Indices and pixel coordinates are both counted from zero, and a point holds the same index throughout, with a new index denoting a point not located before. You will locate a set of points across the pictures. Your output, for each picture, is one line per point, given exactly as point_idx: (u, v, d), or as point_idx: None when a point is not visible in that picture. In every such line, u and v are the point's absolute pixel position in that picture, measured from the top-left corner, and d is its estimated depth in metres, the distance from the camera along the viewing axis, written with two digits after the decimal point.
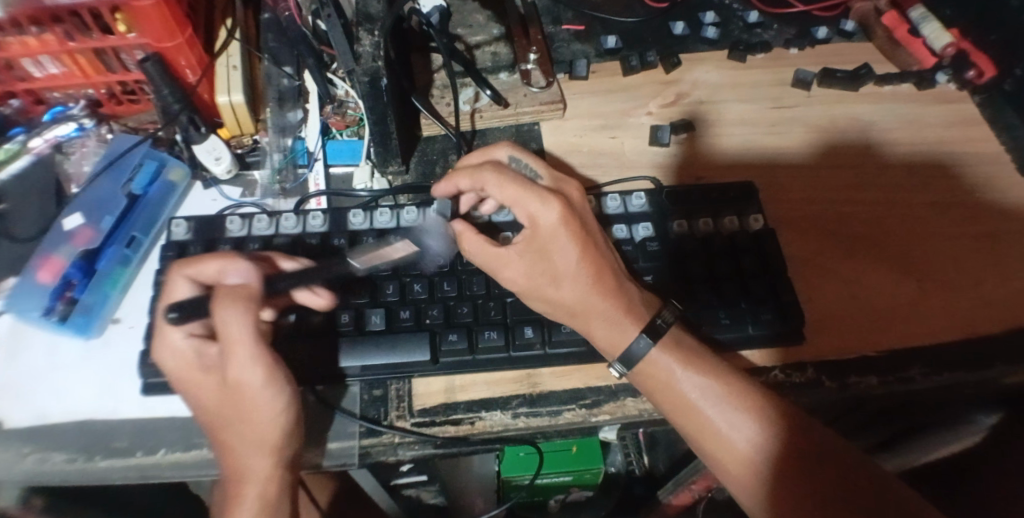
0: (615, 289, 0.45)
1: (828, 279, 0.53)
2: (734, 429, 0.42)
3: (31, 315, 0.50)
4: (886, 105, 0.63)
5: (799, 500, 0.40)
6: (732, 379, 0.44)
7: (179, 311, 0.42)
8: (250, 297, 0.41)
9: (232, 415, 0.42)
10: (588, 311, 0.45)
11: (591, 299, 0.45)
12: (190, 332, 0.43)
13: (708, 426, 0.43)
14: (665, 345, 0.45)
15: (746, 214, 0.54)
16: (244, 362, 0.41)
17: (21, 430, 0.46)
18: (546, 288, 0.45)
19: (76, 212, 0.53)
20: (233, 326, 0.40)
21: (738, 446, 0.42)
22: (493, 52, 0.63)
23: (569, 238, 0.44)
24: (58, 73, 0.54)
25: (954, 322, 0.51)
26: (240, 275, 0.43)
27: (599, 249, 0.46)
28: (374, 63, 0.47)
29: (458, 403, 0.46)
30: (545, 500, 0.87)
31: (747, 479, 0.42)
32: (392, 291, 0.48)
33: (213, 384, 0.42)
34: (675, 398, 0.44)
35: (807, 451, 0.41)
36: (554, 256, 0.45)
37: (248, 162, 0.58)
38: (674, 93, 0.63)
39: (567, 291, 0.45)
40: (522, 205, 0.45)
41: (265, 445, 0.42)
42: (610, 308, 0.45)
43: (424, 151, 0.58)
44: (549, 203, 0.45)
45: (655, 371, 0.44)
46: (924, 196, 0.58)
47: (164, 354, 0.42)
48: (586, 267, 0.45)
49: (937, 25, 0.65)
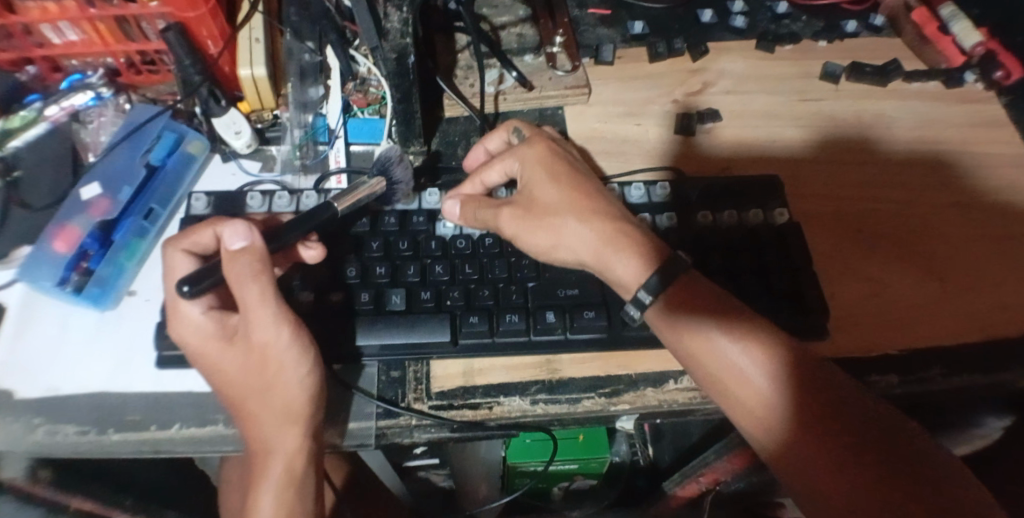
0: (616, 215, 0.45)
1: (851, 276, 0.53)
2: (753, 368, 0.40)
3: (43, 285, 0.48)
4: (910, 103, 0.62)
5: (822, 447, 0.37)
6: (753, 322, 0.41)
7: (191, 284, 0.41)
8: (258, 261, 0.41)
9: (257, 384, 0.42)
10: (595, 234, 0.44)
11: (594, 222, 0.45)
12: (207, 306, 0.42)
13: (726, 367, 0.41)
14: (679, 281, 0.43)
15: (769, 207, 0.53)
16: (265, 322, 0.40)
17: (32, 402, 0.45)
18: (539, 217, 0.45)
19: (93, 182, 0.53)
20: (246, 287, 0.40)
21: (757, 386, 0.40)
22: (518, 34, 0.61)
23: (554, 162, 0.47)
24: (77, 40, 0.54)
25: (975, 325, 0.51)
26: (242, 238, 0.41)
27: (587, 178, 0.47)
28: (402, 39, 0.47)
29: (475, 387, 0.46)
30: (548, 487, 0.87)
31: (768, 424, 0.39)
32: (413, 272, 0.47)
33: (244, 355, 0.42)
34: (691, 336, 0.42)
35: (830, 391, 0.39)
36: (547, 183, 0.46)
37: (268, 138, 0.57)
38: (700, 82, 0.62)
39: (566, 210, 0.45)
40: (513, 157, 0.48)
41: (293, 417, 0.42)
42: (607, 228, 0.44)
43: (445, 131, 0.57)
44: (534, 143, 0.48)
45: (670, 311, 0.42)
46: (948, 197, 0.57)
47: (183, 328, 0.41)
48: (576, 185, 0.46)
49: (967, 23, 0.64)
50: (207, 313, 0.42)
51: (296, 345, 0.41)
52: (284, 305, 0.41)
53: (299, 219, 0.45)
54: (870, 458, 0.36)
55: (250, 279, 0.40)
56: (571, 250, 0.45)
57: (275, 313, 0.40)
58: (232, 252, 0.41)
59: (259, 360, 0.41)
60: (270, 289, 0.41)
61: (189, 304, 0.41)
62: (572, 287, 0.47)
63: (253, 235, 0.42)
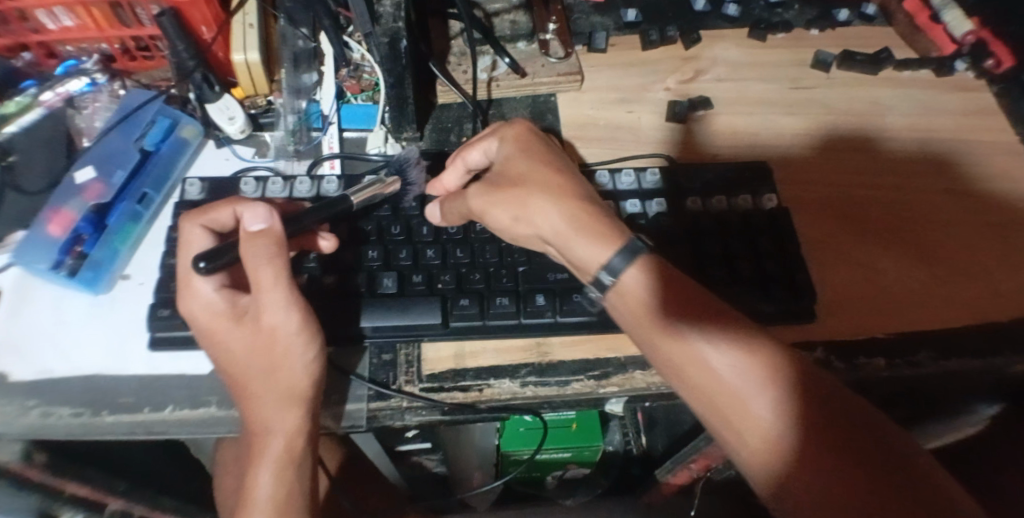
0: (586, 196, 0.44)
1: (840, 261, 0.53)
2: (740, 380, 0.38)
3: (37, 268, 0.49)
4: (903, 91, 0.63)
5: (812, 465, 0.36)
6: (741, 331, 0.39)
7: (207, 260, 0.42)
8: (274, 245, 0.41)
9: (263, 366, 0.42)
10: (560, 209, 0.43)
11: (560, 197, 0.43)
12: (220, 284, 0.43)
13: (712, 379, 0.39)
14: (638, 264, 0.41)
15: (759, 193, 0.53)
16: (275, 305, 0.41)
17: (27, 383, 0.46)
18: (504, 192, 0.44)
19: (88, 166, 0.53)
20: (260, 270, 0.41)
21: (737, 390, 0.38)
22: (511, 21, 0.61)
23: (531, 144, 0.47)
24: (72, 25, 0.54)
25: (965, 310, 0.51)
26: (261, 220, 0.42)
27: (562, 159, 0.46)
28: (394, 23, 0.47)
29: (466, 370, 0.46)
30: (543, 476, 0.88)
31: (750, 432, 0.38)
32: (405, 255, 0.48)
33: (245, 338, 0.42)
34: (676, 344, 0.40)
35: (810, 391, 0.37)
36: (519, 160, 0.46)
37: (261, 123, 0.58)
38: (693, 69, 0.62)
39: (531, 184, 0.44)
40: (492, 136, 0.48)
41: (295, 398, 0.42)
42: (573, 207, 0.43)
43: (438, 118, 0.58)
44: (513, 124, 0.48)
45: (654, 317, 0.41)
46: (941, 183, 0.57)
47: (193, 303, 0.42)
48: (548, 163, 0.45)
49: (959, 12, 0.64)
50: (218, 291, 0.43)
51: (302, 330, 0.42)
52: (295, 290, 0.42)
53: (315, 209, 0.46)
54: (854, 461, 0.35)
55: (266, 262, 0.41)
56: (533, 225, 0.43)
57: (284, 293, 0.41)
58: (250, 233, 0.41)
59: (261, 343, 0.42)
60: (283, 272, 0.41)
61: (202, 280, 0.43)
62: (563, 271, 0.48)
63: (272, 219, 0.42)
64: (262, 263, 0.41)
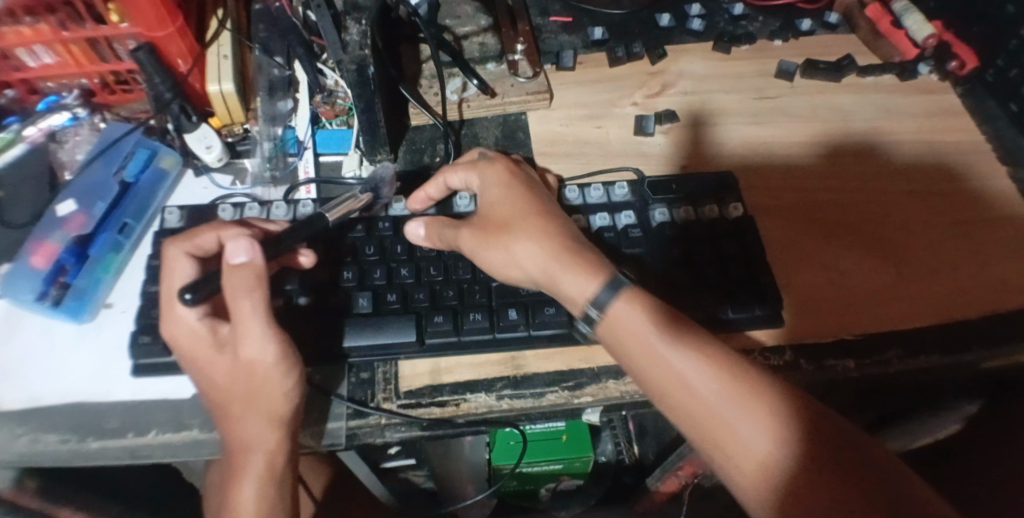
0: (570, 234, 0.46)
1: (805, 264, 0.54)
2: (724, 399, 0.38)
3: (24, 299, 0.50)
4: (866, 96, 0.64)
5: (805, 480, 0.36)
6: (720, 351, 0.40)
7: (192, 292, 0.43)
8: (255, 279, 0.42)
9: (241, 391, 0.43)
10: (547, 248, 0.44)
11: (544, 238, 0.45)
12: (203, 314, 0.44)
13: (697, 399, 0.39)
14: (622, 295, 0.42)
15: (725, 202, 0.55)
16: (255, 338, 0.42)
17: (15, 412, 0.47)
18: (493, 235, 0.46)
19: (69, 199, 0.54)
20: (239, 300, 0.42)
21: (737, 424, 0.38)
22: (480, 42, 0.63)
23: (512, 183, 0.49)
24: (53, 62, 0.56)
25: (930, 308, 0.52)
26: (243, 253, 0.43)
27: (543, 196, 0.48)
28: (361, 50, 0.49)
29: (443, 385, 0.47)
30: (535, 489, 0.88)
31: (743, 451, 0.37)
32: (379, 274, 0.49)
33: (230, 363, 0.43)
34: (659, 364, 0.40)
35: (791, 402, 0.38)
36: (501, 201, 0.48)
37: (239, 151, 0.59)
38: (659, 84, 0.64)
39: (515, 227, 0.46)
40: (475, 173, 0.50)
41: (276, 418, 0.43)
42: (560, 247, 0.44)
43: (412, 139, 0.59)
44: (494, 166, 0.50)
45: (636, 337, 0.41)
46: (904, 184, 0.59)
47: (175, 330, 0.43)
48: (529, 203, 0.47)
49: (919, 16, 0.66)
50: (202, 320, 0.44)
51: (281, 362, 0.42)
52: (273, 322, 0.43)
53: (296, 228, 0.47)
54: (845, 462, 0.36)
55: (244, 295, 0.42)
56: (522, 266, 0.45)
57: (262, 326, 0.42)
58: (232, 266, 0.42)
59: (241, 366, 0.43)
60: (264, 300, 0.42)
61: (187, 310, 0.44)
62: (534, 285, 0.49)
63: (254, 252, 0.43)
64: (241, 296, 0.42)
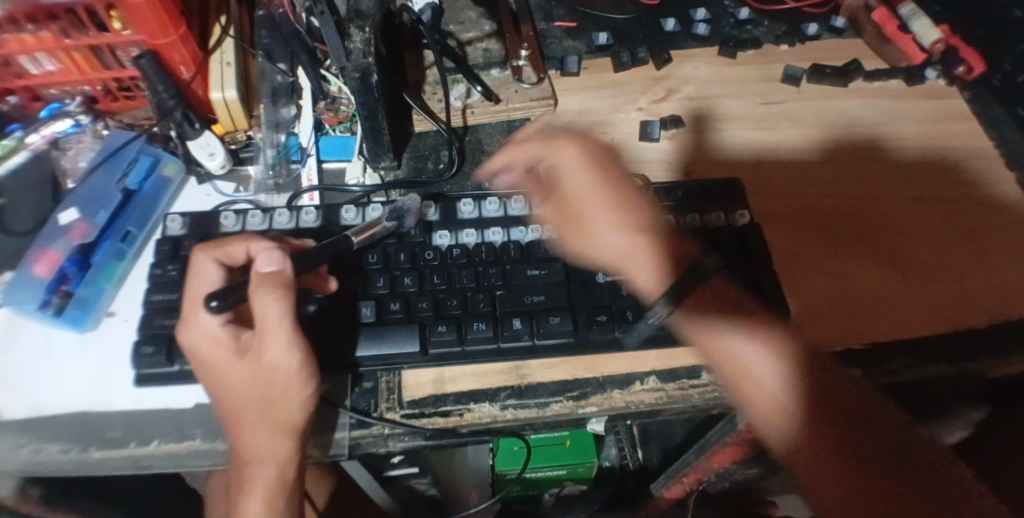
0: (654, 223, 0.50)
1: (810, 270, 0.54)
2: (763, 368, 0.45)
3: (27, 308, 0.50)
4: (873, 101, 0.64)
5: (822, 441, 0.43)
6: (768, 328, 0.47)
7: (219, 299, 0.42)
8: (284, 287, 0.42)
9: (260, 397, 0.43)
10: (631, 242, 0.49)
11: (632, 234, 0.50)
12: (226, 319, 0.43)
13: (741, 367, 0.46)
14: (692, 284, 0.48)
15: (731, 209, 0.54)
16: (280, 344, 0.42)
17: (17, 422, 0.46)
18: (575, 225, 0.51)
19: (72, 207, 0.54)
20: (268, 308, 0.42)
21: (774, 388, 0.45)
22: (484, 48, 0.63)
23: (590, 162, 0.52)
24: (55, 69, 0.55)
25: (936, 315, 0.52)
26: (275, 262, 0.43)
27: (619, 174, 0.52)
28: (364, 58, 0.48)
29: (447, 395, 0.47)
30: (539, 494, 0.88)
31: (772, 411, 0.45)
32: (382, 283, 0.49)
33: (234, 373, 0.43)
34: (710, 337, 0.47)
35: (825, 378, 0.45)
36: (580, 183, 0.52)
37: (242, 158, 0.59)
38: (664, 89, 0.64)
39: (601, 217, 0.51)
40: (550, 150, 0.52)
41: (280, 428, 0.43)
42: (644, 241, 0.49)
43: (415, 146, 0.59)
44: (568, 145, 0.52)
45: (695, 315, 0.47)
46: (910, 191, 0.58)
47: (195, 335, 0.43)
48: (609, 187, 0.51)
49: (925, 21, 0.65)
50: (225, 324, 0.43)
51: (302, 372, 0.42)
52: (298, 330, 0.43)
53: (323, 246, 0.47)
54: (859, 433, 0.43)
55: (272, 301, 0.42)
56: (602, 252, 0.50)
57: (288, 333, 0.42)
58: (262, 275, 0.42)
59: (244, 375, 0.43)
60: (268, 309, 0.42)
61: (209, 315, 0.43)
62: (539, 294, 0.49)
63: (284, 262, 0.43)
64: (268, 304, 0.42)
